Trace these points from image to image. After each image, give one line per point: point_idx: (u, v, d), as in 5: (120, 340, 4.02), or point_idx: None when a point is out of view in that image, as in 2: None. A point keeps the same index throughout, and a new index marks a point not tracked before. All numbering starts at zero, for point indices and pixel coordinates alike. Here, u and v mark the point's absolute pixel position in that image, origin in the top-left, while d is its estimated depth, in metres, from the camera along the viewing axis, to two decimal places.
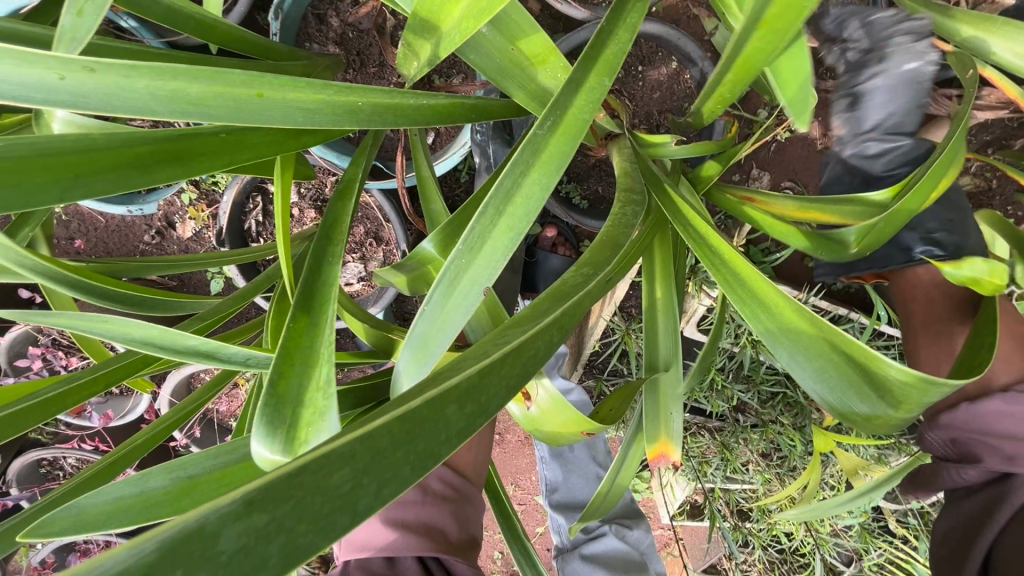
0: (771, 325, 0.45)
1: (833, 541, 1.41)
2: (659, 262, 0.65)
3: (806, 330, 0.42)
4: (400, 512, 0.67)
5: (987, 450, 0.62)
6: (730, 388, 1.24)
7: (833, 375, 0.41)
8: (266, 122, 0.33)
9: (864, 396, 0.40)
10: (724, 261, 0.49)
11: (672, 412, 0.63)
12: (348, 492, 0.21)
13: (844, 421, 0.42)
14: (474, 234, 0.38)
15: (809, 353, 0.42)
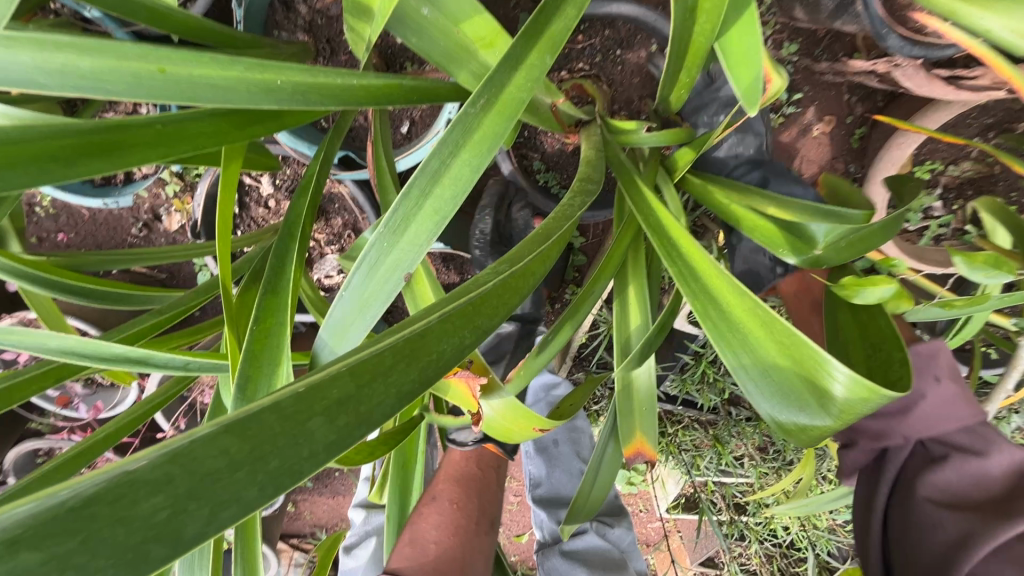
0: (722, 323, 0.43)
1: (830, 535, 1.39)
2: (632, 255, 0.63)
3: (755, 327, 0.40)
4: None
5: (856, 432, 0.58)
6: (722, 381, 1.22)
7: (778, 378, 0.39)
8: (167, 97, 0.34)
9: (803, 404, 0.38)
10: (681, 254, 0.47)
11: (647, 414, 0.61)
12: (166, 520, 0.19)
13: (783, 434, 0.40)
14: (398, 215, 0.38)
15: (757, 351, 0.40)
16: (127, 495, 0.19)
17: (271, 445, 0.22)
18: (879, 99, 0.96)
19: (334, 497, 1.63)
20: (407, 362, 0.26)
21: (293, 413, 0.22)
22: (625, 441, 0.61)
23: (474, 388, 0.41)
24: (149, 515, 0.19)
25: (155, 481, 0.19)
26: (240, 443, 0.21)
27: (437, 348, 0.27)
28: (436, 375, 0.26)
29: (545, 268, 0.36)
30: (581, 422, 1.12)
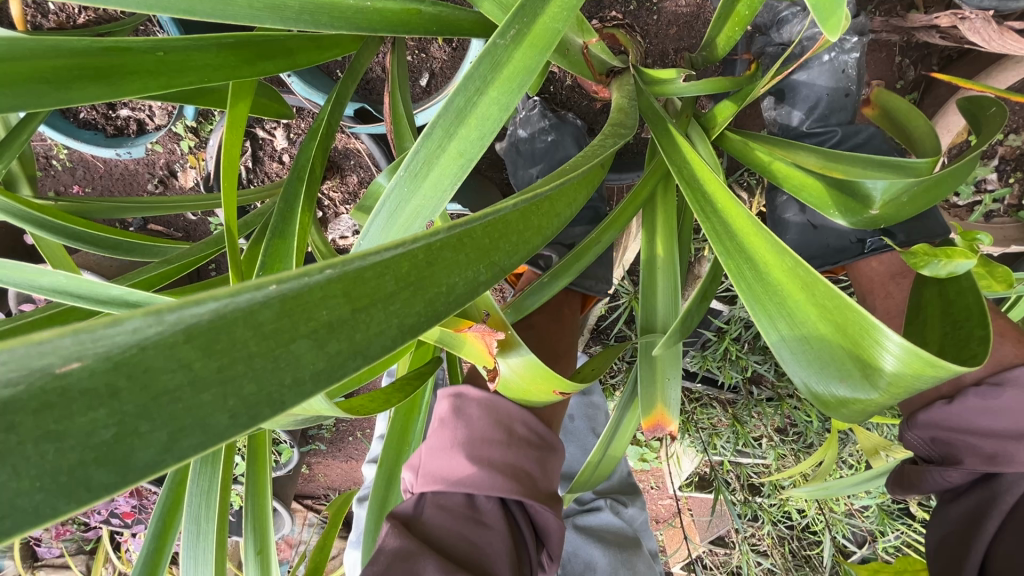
0: (756, 284, 0.38)
1: (846, 519, 1.36)
2: (661, 214, 0.58)
3: (795, 290, 0.36)
4: (484, 450, 0.58)
5: (965, 452, 0.60)
6: (745, 359, 1.17)
7: (817, 346, 0.35)
8: (163, 9, 0.31)
9: (847, 376, 0.34)
10: (715, 209, 0.42)
11: (670, 380, 0.57)
12: (115, 443, 0.15)
13: (822, 407, 0.36)
14: (419, 158, 0.34)
15: (795, 316, 0.36)
16: (59, 405, 0.14)
17: (242, 365, 0.16)
18: (934, 63, 0.88)
19: (347, 461, 1.65)
20: (413, 290, 0.20)
21: (274, 328, 0.17)
22: (645, 412, 0.57)
23: (490, 344, 0.38)
24: (91, 433, 0.14)
25: (94, 391, 0.14)
26: (212, 359, 0.16)
27: (445, 281, 0.21)
28: (450, 310, 0.21)
29: (570, 210, 0.32)
30: (597, 397, 1.11)
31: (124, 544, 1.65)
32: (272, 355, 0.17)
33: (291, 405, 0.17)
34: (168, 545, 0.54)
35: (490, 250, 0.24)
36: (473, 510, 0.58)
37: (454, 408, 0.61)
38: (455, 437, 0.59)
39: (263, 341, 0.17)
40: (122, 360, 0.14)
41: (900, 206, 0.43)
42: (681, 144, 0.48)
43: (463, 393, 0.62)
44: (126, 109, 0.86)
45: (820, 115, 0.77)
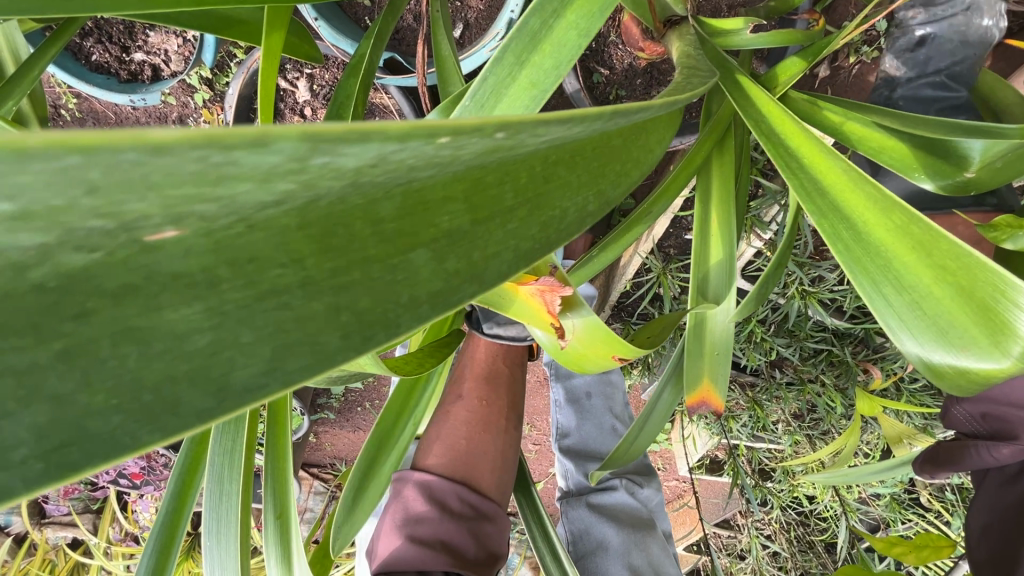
0: (857, 245, 0.35)
1: (859, 507, 1.35)
2: (716, 179, 0.54)
3: (906, 251, 0.33)
4: (416, 528, 0.68)
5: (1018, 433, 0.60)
6: (770, 341, 1.14)
7: (936, 311, 0.32)
8: None
9: (965, 343, 0.32)
10: (802, 165, 0.39)
11: (719, 356, 0.54)
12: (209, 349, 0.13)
13: (935, 377, 0.33)
14: (487, 85, 0.31)
15: (906, 279, 0.33)
16: (148, 295, 0.12)
17: (359, 272, 0.15)
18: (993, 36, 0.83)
19: (354, 432, 1.64)
20: (527, 210, 0.17)
21: (394, 229, 0.15)
22: (689, 387, 0.55)
23: (549, 304, 0.35)
24: (185, 336, 0.13)
25: (191, 277, 0.13)
26: (324, 257, 0.14)
27: (561, 204, 0.18)
28: (562, 240, 0.18)
29: (660, 148, 0.28)
30: (615, 376, 1.09)
31: (131, 505, 1.66)
32: (392, 265, 0.15)
33: (406, 329, 0.14)
34: (188, 506, 0.52)
35: (598, 176, 0.21)
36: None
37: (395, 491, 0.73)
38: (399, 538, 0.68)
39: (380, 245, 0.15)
40: (223, 244, 0.13)
41: (1000, 168, 0.41)
42: (755, 97, 0.44)
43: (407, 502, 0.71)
44: (140, 53, 0.82)
45: (954, 72, 0.77)
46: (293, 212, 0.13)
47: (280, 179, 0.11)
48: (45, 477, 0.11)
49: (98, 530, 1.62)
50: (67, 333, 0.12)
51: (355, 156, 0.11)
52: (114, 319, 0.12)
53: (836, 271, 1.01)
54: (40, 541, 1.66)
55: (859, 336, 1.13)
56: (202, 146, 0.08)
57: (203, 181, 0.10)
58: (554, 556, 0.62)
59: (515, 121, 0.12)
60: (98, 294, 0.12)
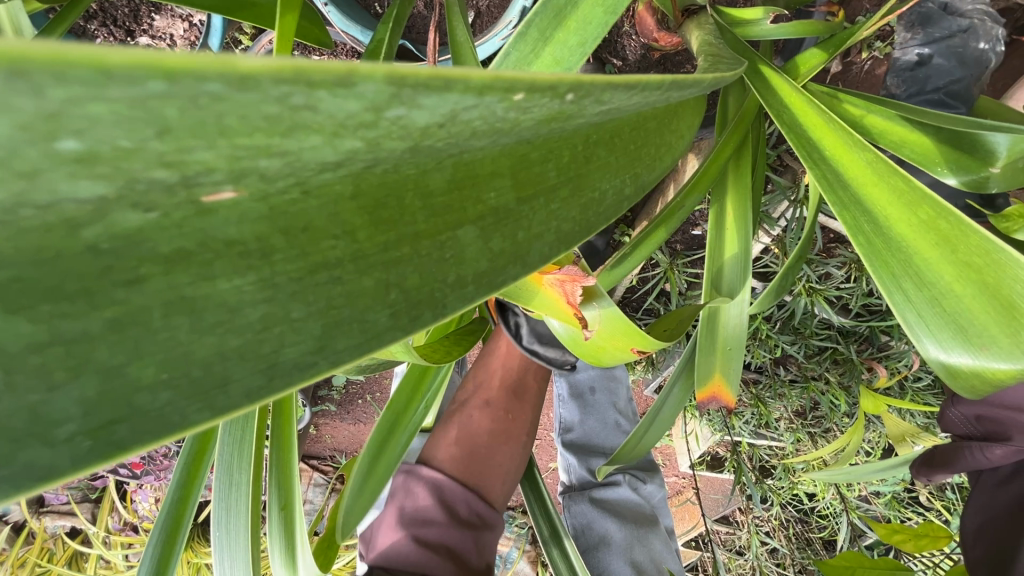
0: (878, 240, 0.35)
1: (859, 505, 1.35)
2: (733, 171, 0.54)
3: (928, 246, 0.33)
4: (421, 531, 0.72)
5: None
6: (775, 338, 1.13)
7: (954, 309, 0.32)
8: None
9: (985, 342, 0.31)
10: (824, 157, 0.38)
11: (732, 353, 0.54)
12: None
13: (949, 375, 0.33)
14: (512, 58, 0.35)
15: (927, 274, 0.33)
16: (200, 264, 0.14)
17: (409, 247, 0.17)
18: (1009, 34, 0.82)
19: (355, 424, 1.64)
20: (570, 192, 0.19)
21: (441, 204, 0.17)
22: (701, 383, 0.54)
23: (570, 294, 0.35)
24: (238, 310, 0.15)
25: (244, 245, 0.14)
26: (373, 227, 0.16)
27: (599, 186, 0.20)
28: (601, 221, 0.20)
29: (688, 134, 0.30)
30: (620, 371, 1.08)
31: (130, 494, 1.66)
32: (447, 240, 0.17)
33: (452, 308, 0.17)
34: (194, 494, 0.52)
35: (636, 159, 0.22)
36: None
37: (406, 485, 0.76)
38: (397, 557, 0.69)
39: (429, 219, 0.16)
40: (280, 212, 0.14)
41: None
42: (778, 86, 0.43)
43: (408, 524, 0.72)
44: (146, 37, 0.80)
45: (953, 90, 0.67)
46: (349, 178, 0.14)
47: (358, 127, 0.12)
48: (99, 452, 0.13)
49: (97, 518, 1.62)
50: (119, 302, 0.13)
51: (425, 113, 0.12)
52: (165, 287, 0.14)
53: (845, 267, 1.01)
54: (38, 529, 1.67)
55: (865, 334, 1.13)
56: (295, 83, 0.09)
57: (272, 133, 0.11)
58: (562, 553, 0.63)
59: (587, 82, 0.12)
60: (151, 260, 0.13)
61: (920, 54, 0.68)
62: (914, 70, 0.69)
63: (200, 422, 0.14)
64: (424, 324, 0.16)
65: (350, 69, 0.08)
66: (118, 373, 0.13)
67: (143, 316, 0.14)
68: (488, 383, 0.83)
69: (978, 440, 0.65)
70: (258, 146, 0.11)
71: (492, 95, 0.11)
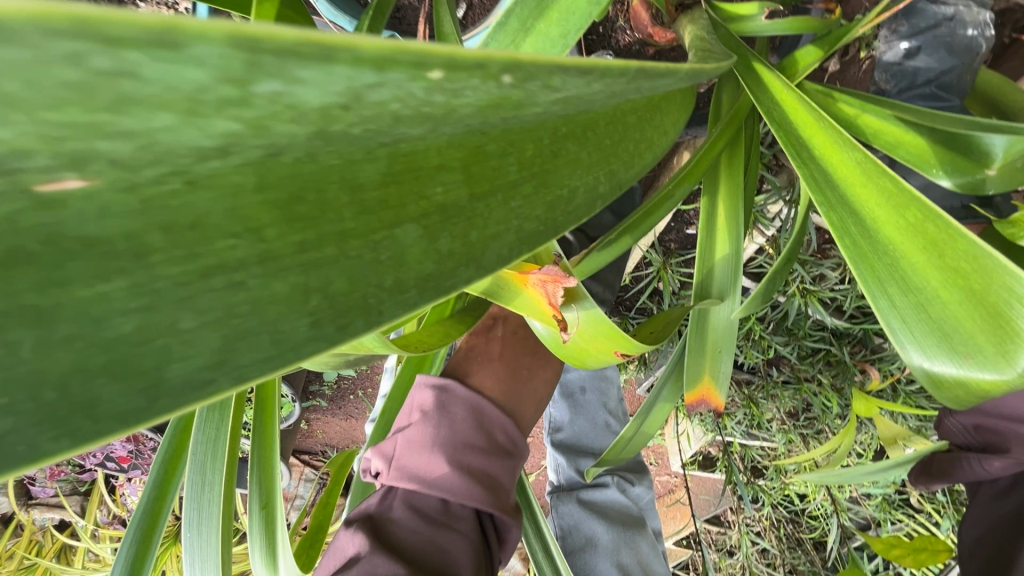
0: (864, 243, 0.34)
1: (849, 507, 1.34)
2: (725, 168, 0.52)
3: (915, 251, 0.32)
4: (461, 449, 0.56)
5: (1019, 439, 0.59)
6: (768, 339, 1.12)
7: (940, 316, 0.31)
8: None
9: (970, 351, 0.30)
10: (813, 156, 0.37)
11: (721, 353, 0.53)
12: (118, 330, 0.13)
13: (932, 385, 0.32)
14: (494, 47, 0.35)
15: (913, 279, 0.32)
16: (50, 266, 0.13)
17: (335, 247, 0.16)
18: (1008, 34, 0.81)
19: (346, 420, 1.63)
20: (533, 192, 0.20)
21: (377, 200, 0.17)
22: (690, 385, 0.53)
23: (550, 295, 0.34)
24: (104, 321, 0.14)
25: (112, 245, 0.13)
26: (285, 225, 0.16)
27: (568, 183, 0.21)
28: (568, 221, 0.20)
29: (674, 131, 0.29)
30: (611, 371, 1.06)
31: (119, 488, 1.64)
32: (386, 245, 0.17)
33: (388, 316, 0.16)
34: (170, 494, 0.51)
35: (611, 156, 0.23)
36: (447, 513, 0.56)
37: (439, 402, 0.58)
38: (435, 435, 0.56)
39: (359, 219, 0.16)
40: (157, 205, 0.13)
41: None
42: (768, 83, 0.42)
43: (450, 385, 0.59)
44: None
45: (943, 82, 0.66)
46: (250, 167, 0.14)
47: (223, 106, 0.11)
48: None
49: (86, 512, 1.61)
50: None
51: (310, 90, 0.11)
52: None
53: (839, 269, 1.01)
54: (26, 521, 1.66)
55: (858, 336, 1.12)
56: (86, 39, 0.08)
57: (97, 109, 0.10)
58: (547, 554, 0.62)
59: (525, 62, 0.12)
60: None
61: (906, 48, 0.67)
62: (900, 65, 0.68)
63: (56, 451, 0.13)
64: (353, 335, 0.16)
65: (169, 22, 0.08)
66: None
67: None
68: None
69: (977, 451, 0.65)
70: (87, 124, 0.10)
71: (400, 70, 0.11)
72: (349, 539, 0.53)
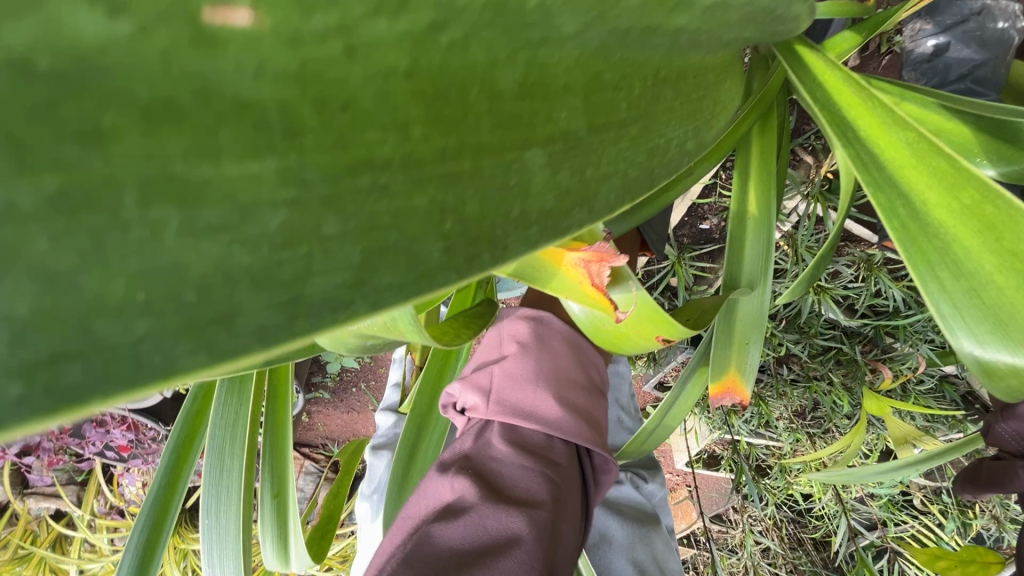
0: (914, 225, 0.32)
1: (855, 507, 1.34)
2: (756, 153, 0.52)
3: (969, 234, 0.31)
4: (559, 381, 0.54)
5: None
6: (779, 336, 1.11)
7: (995, 300, 0.30)
8: None
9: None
10: (859, 136, 0.35)
11: (748, 345, 0.52)
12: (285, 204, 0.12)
13: (986, 374, 0.30)
14: None
15: (966, 264, 0.31)
16: (202, 127, 0.12)
17: (470, 162, 0.17)
18: None
19: (348, 413, 1.61)
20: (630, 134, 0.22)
21: (512, 114, 0.18)
22: (714, 376, 0.52)
23: (593, 277, 0.33)
24: (250, 214, 0.13)
25: (263, 108, 0.13)
26: (429, 125, 0.16)
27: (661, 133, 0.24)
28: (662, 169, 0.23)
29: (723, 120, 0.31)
30: (623, 366, 1.06)
31: (117, 478, 1.63)
32: (515, 170, 0.18)
33: (512, 252, 0.16)
34: (182, 481, 0.51)
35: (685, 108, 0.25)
36: (547, 448, 0.51)
37: (535, 336, 0.57)
38: (537, 366, 0.54)
39: (494, 132, 0.17)
40: (312, 75, 0.13)
41: None
42: (812, 64, 0.41)
43: (544, 320, 0.58)
44: None
45: (977, 76, 0.62)
46: (407, 45, 0.14)
47: None
48: (39, 403, 0.09)
49: (83, 501, 1.59)
50: (66, 165, 0.10)
51: None
52: (138, 148, 0.11)
53: (854, 265, 1.00)
54: (22, 511, 1.65)
55: (869, 335, 1.11)
56: None
57: None
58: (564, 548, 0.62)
59: None
60: (125, 108, 0.11)
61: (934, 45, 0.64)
62: (930, 62, 0.65)
63: (190, 369, 0.11)
64: (482, 267, 0.15)
65: None
66: (68, 280, 0.11)
67: (110, 194, 0.11)
68: None
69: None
70: None
71: None
72: (449, 481, 0.48)
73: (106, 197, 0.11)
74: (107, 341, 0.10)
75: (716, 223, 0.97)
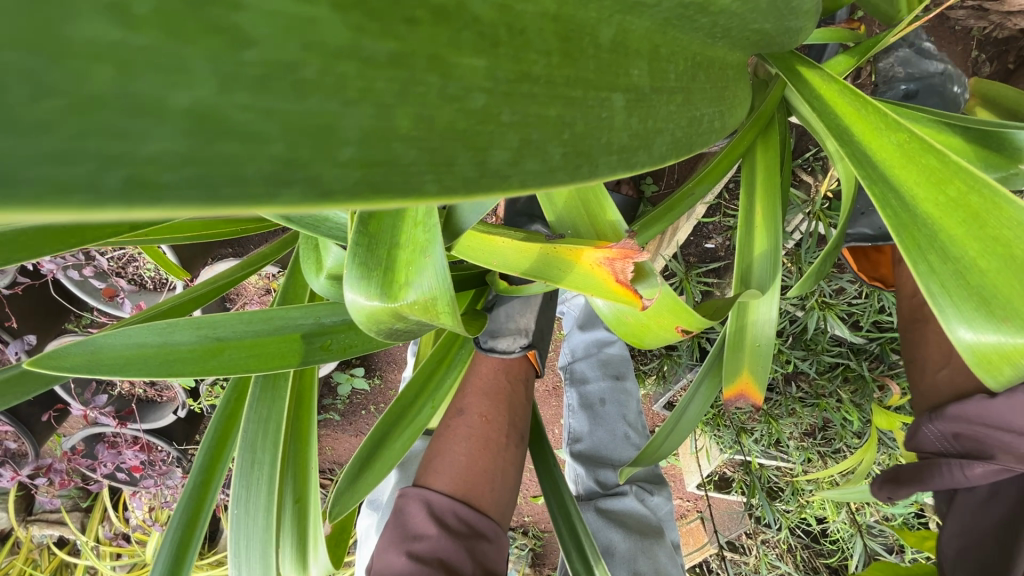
0: (903, 214, 0.34)
1: (871, 530, 1.32)
2: (761, 169, 0.55)
3: (953, 224, 0.32)
4: (413, 545, 0.69)
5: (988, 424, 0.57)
6: (786, 353, 1.13)
7: (981, 283, 0.32)
8: None
9: (1009, 315, 0.31)
10: (853, 139, 0.38)
11: (760, 352, 0.54)
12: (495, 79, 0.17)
13: (976, 353, 0.32)
14: None
15: (951, 250, 0.32)
16: (451, 27, 0.17)
17: (581, 92, 0.21)
18: (1009, 62, 0.88)
19: (357, 436, 1.62)
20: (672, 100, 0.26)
21: (602, 60, 0.22)
22: (729, 379, 0.55)
23: (620, 273, 0.35)
24: (468, 89, 0.17)
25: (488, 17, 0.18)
26: (561, 55, 0.20)
27: (690, 115, 0.27)
28: (685, 148, 0.26)
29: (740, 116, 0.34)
30: (630, 384, 1.08)
31: (122, 502, 1.61)
32: (599, 112, 0.21)
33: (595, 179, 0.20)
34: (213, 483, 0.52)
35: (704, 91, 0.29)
36: None
37: (398, 507, 0.75)
38: (396, 538, 0.71)
39: (594, 73, 0.22)
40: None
41: None
42: (810, 79, 0.44)
43: (405, 495, 0.74)
44: None
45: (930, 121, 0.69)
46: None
47: None
48: (356, 194, 0.14)
49: (87, 528, 1.57)
50: (394, 34, 0.16)
51: None
52: (423, 31, 0.17)
53: (857, 282, 1.03)
54: (25, 538, 1.64)
55: (875, 352, 1.13)
56: None
57: None
58: (580, 554, 0.64)
59: None
60: (420, 3, 0.16)
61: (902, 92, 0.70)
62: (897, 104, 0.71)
63: (431, 196, 0.15)
64: (584, 178, 0.20)
65: None
66: (385, 112, 0.15)
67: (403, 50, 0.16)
68: (463, 391, 0.79)
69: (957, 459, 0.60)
70: None
71: None
72: None
73: (398, 54, 0.16)
74: (394, 160, 0.15)
75: (721, 242, 1.01)
